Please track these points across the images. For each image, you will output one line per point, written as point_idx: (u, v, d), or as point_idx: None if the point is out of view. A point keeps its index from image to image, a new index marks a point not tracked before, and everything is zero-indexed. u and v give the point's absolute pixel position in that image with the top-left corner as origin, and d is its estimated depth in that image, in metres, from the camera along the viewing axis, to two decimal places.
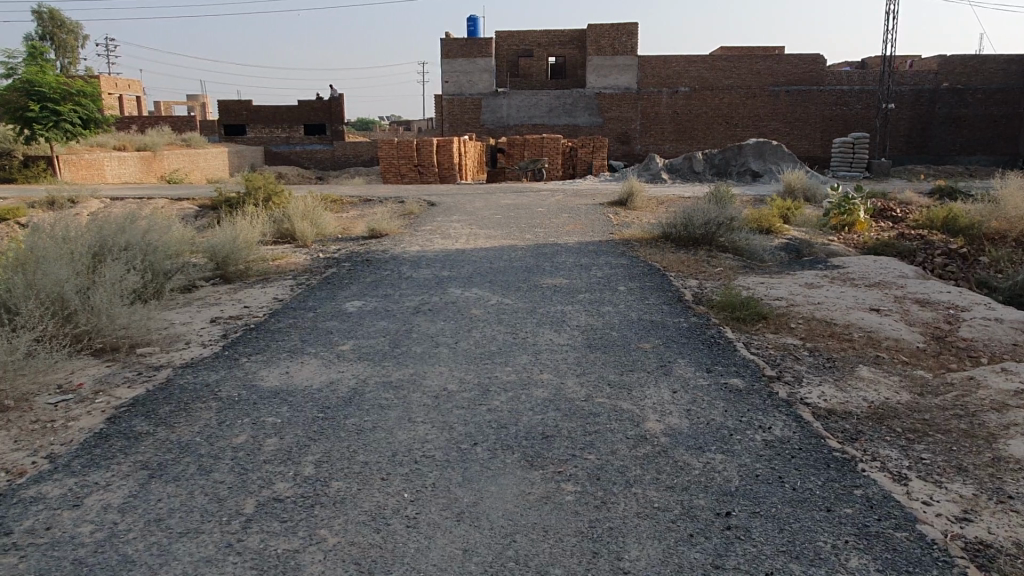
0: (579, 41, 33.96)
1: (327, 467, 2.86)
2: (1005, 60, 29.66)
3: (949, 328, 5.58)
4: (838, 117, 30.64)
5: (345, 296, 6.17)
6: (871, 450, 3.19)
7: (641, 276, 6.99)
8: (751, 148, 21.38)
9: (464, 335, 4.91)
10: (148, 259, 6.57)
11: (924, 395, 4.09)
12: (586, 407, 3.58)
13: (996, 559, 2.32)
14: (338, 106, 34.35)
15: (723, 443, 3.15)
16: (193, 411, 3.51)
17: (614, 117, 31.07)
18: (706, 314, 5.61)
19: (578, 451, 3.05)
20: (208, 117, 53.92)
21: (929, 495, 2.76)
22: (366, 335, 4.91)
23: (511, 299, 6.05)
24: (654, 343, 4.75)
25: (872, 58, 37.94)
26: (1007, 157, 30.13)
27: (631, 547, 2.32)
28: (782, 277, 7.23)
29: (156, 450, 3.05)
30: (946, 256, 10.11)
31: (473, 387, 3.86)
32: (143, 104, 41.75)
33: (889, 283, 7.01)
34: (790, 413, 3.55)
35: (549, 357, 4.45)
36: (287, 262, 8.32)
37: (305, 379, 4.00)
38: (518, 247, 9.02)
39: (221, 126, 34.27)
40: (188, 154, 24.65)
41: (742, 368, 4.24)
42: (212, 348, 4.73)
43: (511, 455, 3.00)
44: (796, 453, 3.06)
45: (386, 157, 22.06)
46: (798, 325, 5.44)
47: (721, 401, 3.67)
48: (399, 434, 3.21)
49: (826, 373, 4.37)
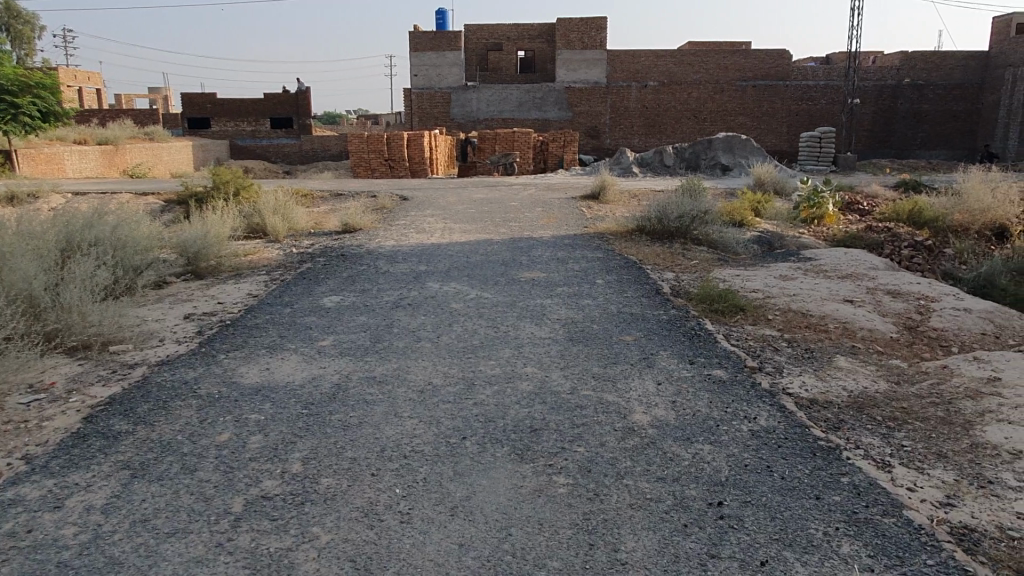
0: (549, 35, 33.96)
1: (316, 464, 2.81)
2: (964, 56, 30.35)
3: (920, 318, 5.71)
4: (804, 112, 31.11)
5: (322, 291, 6.10)
6: (854, 438, 3.25)
7: (618, 269, 7.02)
8: (720, 142, 21.59)
9: (446, 329, 4.88)
10: (117, 254, 6.43)
11: (901, 383, 4.17)
12: (573, 400, 3.58)
13: (980, 542, 2.38)
14: (306, 99, 33.91)
15: (711, 434, 3.17)
16: (172, 409, 3.43)
17: (584, 111, 31.15)
18: (686, 306, 5.65)
19: (567, 443, 3.05)
20: (171, 110, 52.87)
21: (913, 481, 2.81)
22: (347, 330, 4.86)
23: (490, 293, 6.03)
24: (636, 335, 4.78)
25: (836, 54, 38.57)
26: (965, 152, 30.91)
27: (628, 538, 2.32)
28: (757, 269, 7.32)
29: (137, 450, 2.97)
30: (914, 248, 10.32)
31: (459, 381, 3.84)
32: (104, 96, 40.74)
33: (860, 275, 7.14)
34: (773, 403, 3.59)
35: (532, 350, 4.43)
36: (259, 258, 8.20)
37: (287, 375, 3.94)
38: (493, 241, 9.00)
39: (185, 120, 33.58)
40: (150, 146, 24.05)
41: (724, 360, 4.28)
42: (188, 346, 4.64)
43: (499, 448, 2.99)
44: (782, 442, 3.10)
45: (356, 150, 21.81)
46: (776, 316, 5.51)
47: (705, 392, 3.70)
48: (386, 429, 3.18)
49: (806, 363, 4.43)
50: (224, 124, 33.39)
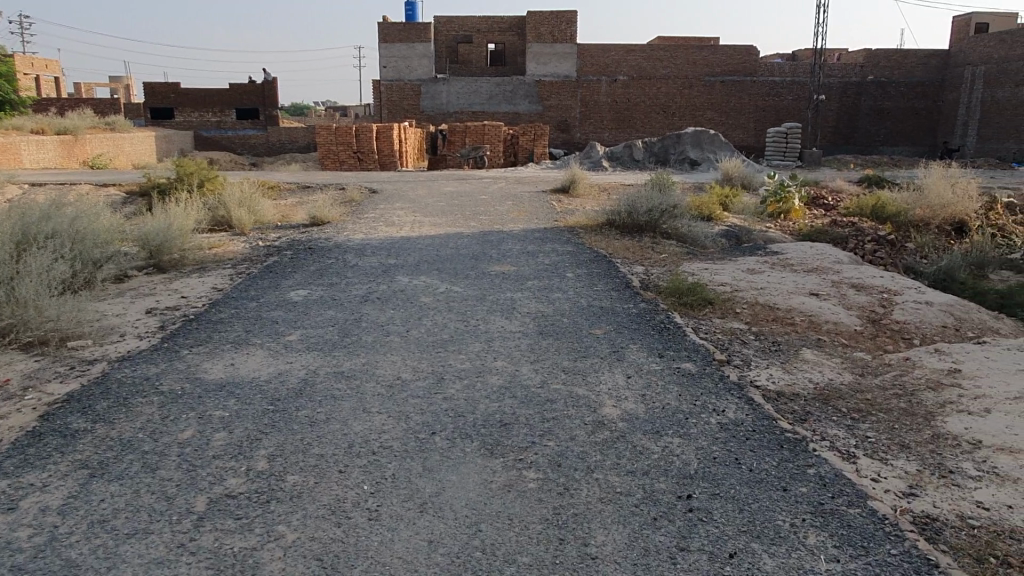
0: (519, 28, 33.87)
1: (282, 462, 2.76)
2: (925, 54, 30.97)
3: (883, 311, 5.81)
4: (771, 107, 31.50)
5: (289, 285, 6.00)
6: (819, 429, 3.29)
7: (588, 263, 7.03)
8: (689, 137, 21.75)
9: (416, 323, 4.85)
10: (76, 247, 6.26)
11: (865, 375, 4.24)
12: (543, 394, 3.57)
13: (942, 532, 2.42)
14: (272, 89, 33.40)
15: (679, 427, 3.19)
16: (133, 406, 3.35)
17: (554, 105, 31.15)
18: (655, 299, 5.68)
19: (537, 437, 3.04)
20: (133, 100, 51.68)
21: (877, 472, 2.86)
22: (315, 324, 4.79)
23: (460, 287, 6.00)
24: (605, 328, 4.79)
25: (802, 51, 39.11)
26: (926, 148, 31.60)
27: (598, 533, 2.32)
28: (725, 263, 7.39)
29: (96, 448, 2.89)
30: (877, 242, 10.52)
31: (428, 376, 3.80)
32: (62, 85, 39.64)
33: (825, 268, 7.25)
34: (741, 395, 3.63)
35: (502, 344, 4.41)
36: (225, 251, 8.06)
37: (252, 370, 3.87)
38: (463, 234, 8.96)
39: (147, 109, 32.83)
40: (111, 137, 23.49)
41: (693, 353, 4.30)
42: (150, 341, 4.53)
43: (469, 443, 2.96)
44: (750, 435, 3.13)
45: (324, 142, 21.54)
46: (744, 309, 5.56)
47: (675, 385, 3.72)
48: (354, 425, 3.13)
49: (773, 356, 4.48)
50: (188, 114, 32.73)
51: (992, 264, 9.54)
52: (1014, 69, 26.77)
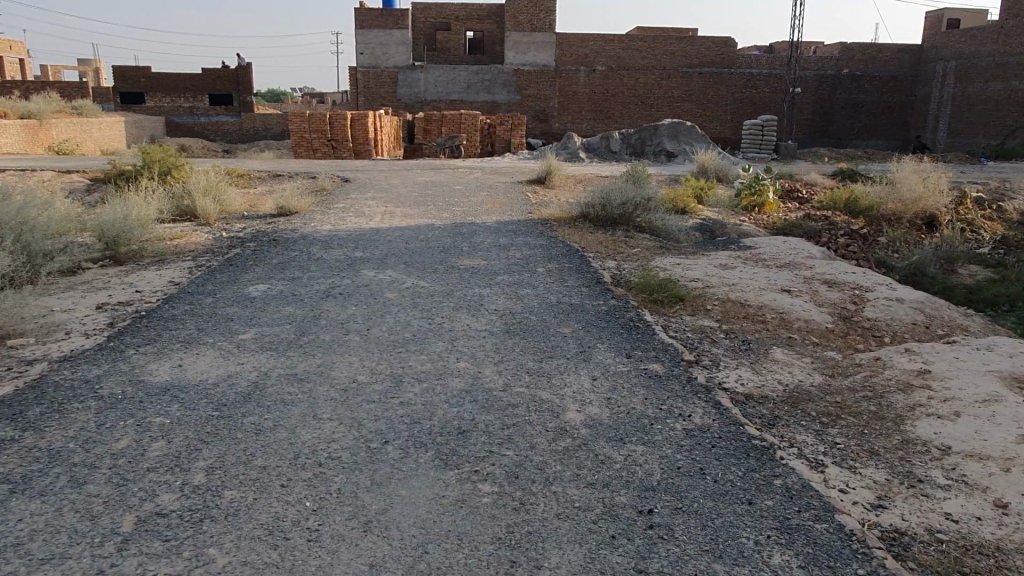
0: (497, 16, 33.52)
1: (220, 474, 2.60)
2: (899, 49, 31.20)
3: (855, 308, 5.75)
4: (747, 99, 31.56)
5: (249, 279, 5.79)
6: (788, 435, 3.18)
7: (559, 257, 6.90)
8: (666, 128, 21.66)
9: (378, 320, 4.69)
10: (24, 239, 5.98)
11: (835, 376, 4.15)
12: (504, 398, 3.42)
13: (910, 547, 2.33)
14: (246, 74, 32.77)
15: (644, 434, 3.06)
16: (66, 413, 3.16)
17: (532, 94, 30.91)
18: (626, 296, 5.56)
19: (495, 446, 2.89)
20: (103, 83, 50.44)
21: (846, 482, 2.75)
22: (271, 322, 4.59)
23: (428, 282, 5.83)
24: (573, 327, 4.66)
25: (779, 44, 39.24)
26: (898, 142, 31.88)
27: (552, 553, 2.19)
28: (698, 258, 7.30)
29: (20, 461, 2.72)
30: (849, 236, 10.53)
31: (386, 378, 3.64)
32: (28, 67, 38.49)
33: (798, 263, 7.19)
34: (709, 399, 3.51)
35: (465, 343, 4.27)
36: (187, 242, 7.80)
37: (199, 372, 3.68)
38: (435, 226, 8.78)
39: (116, 94, 32.04)
40: (79, 122, 22.89)
41: (662, 353, 4.19)
42: (95, 339, 4.31)
43: (422, 453, 2.82)
44: (717, 442, 3.00)
45: (297, 130, 21.14)
46: (715, 306, 5.47)
47: (641, 389, 3.59)
48: (303, 433, 2.97)
49: (742, 356, 4.38)
50: (159, 99, 32.03)
51: (961, 258, 9.58)
52: (985, 64, 27.03)
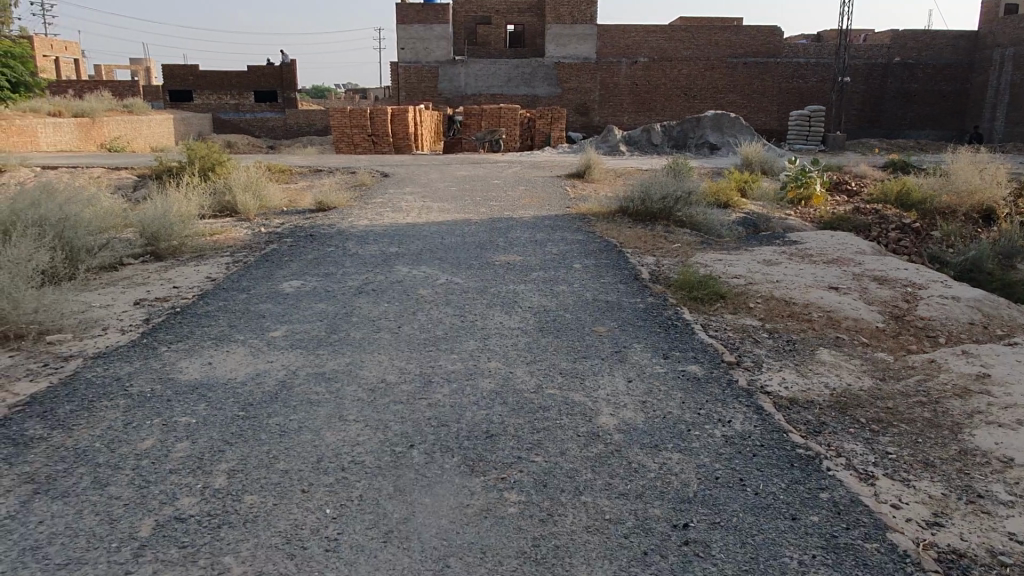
0: (538, 9, 33.33)
1: (242, 478, 2.55)
2: (954, 35, 30.04)
3: (907, 306, 5.49)
4: (794, 89, 30.77)
5: (283, 275, 5.77)
6: (834, 443, 3.00)
7: (598, 253, 6.74)
8: (709, 120, 21.24)
9: (409, 318, 4.59)
10: (65, 235, 6.05)
11: (886, 379, 3.93)
12: (535, 401, 3.30)
13: (970, 571, 2.15)
14: (290, 71, 33.19)
15: (681, 440, 2.91)
16: (94, 411, 3.15)
17: (573, 87, 30.62)
18: (664, 293, 5.39)
19: (524, 452, 2.79)
20: (153, 82, 51.71)
21: (897, 496, 2.57)
22: (303, 319, 4.55)
23: (462, 278, 5.74)
24: (608, 326, 4.50)
25: (828, 32, 38.17)
26: (953, 132, 30.73)
27: (580, 569, 2.07)
28: (740, 254, 7.07)
29: (46, 460, 2.71)
30: (901, 230, 10.17)
31: (415, 379, 3.55)
32: (82, 67, 39.59)
33: (847, 259, 6.91)
34: (750, 403, 3.34)
35: (498, 342, 4.16)
36: (226, 238, 7.85)
37: (229, 370, 3.66)
38: (471, 221, 8.70)
39: (165, 92, 32.74)
40: (129, 120, 23.47)
41: (700, 353, 4.03)
42: (129, 336, 4.32)
43: (448, 458, 2.72)
44: (758, 450, 2.84)
45: (338, 126, 21.26)
46: (757, 304, 5.26)
47: (678, 392, 3.44)
48: (327, 435, 2.90)
49: (787, 357, 4.20)
50: (205, 96, 32.61)
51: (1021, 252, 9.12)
52: None
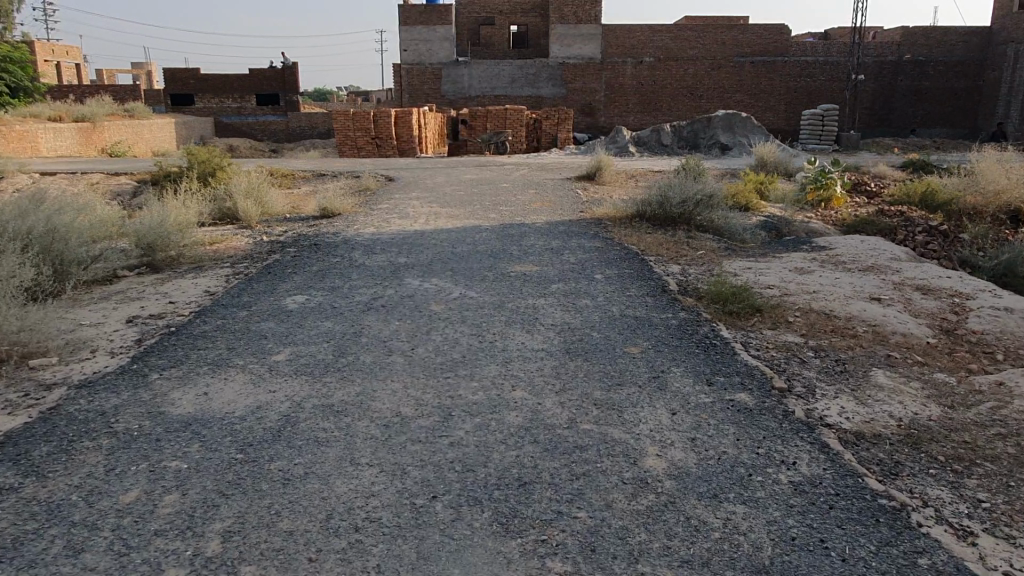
0: (542, 9, 33.00)
1: (240, 542, 2.18)
2: (965, 32, 29.59)
3: (956, 319, 5.10)
4: (803, 88, 30.36)
5: (286, 289, 5.40)
6: (918, 490, 2.62)
7: (619, 262, 6.37)
8: (719, 120, 20.85)
9: (423, 339, 4.22)
10: (54, 246, 5.71)
11: (956, 406, 3.53)
12: (570, 439, 2.93)
13: None
14: (293, 74, 32.89)
15: (741, 488, 2.54)
16: (72, 454, 2.77)
17: (578, 88, 30.27)
18: (695, 307, 5.01)
19: (565, 506, 2.41)
20: (155, 85, 51.44)
21: (1007, 561, 2.18)
22: (308, 339, 4.19)
23: (477, 292, 5.36)
24: (641, 346, 4.13)
25: (836, 30, 37.76)
26: (965, 129, 30.30)
27: None
28: (769, 261, 6.69)
29: (12, 519, 2.33)
30: (928, 233, 9.73)
31: (434, 413, 3.17)
32: (84, 72, 39.32)
33: (882, 267, 6.52)
34: (814, 440, 2.95)
35: (522, 367, 3.78)
36: (226, 246, 7.50)
37: (225, 403, 3.28)
38: (482, 227, 8.33)
39: (167, 96, 32.43)
40: (130, 124, 23.15)
41: (747, 378, 3.64)
42: (120, 360, 3.97)
43: (477, 513, 2.35)
44: (833, 501, 2.47)
45: (341, 128, 20.92)
46: (796, 318, 4.88)
47: (730, 426, 3.06)
48: (338, 485, 2.53)
49: (840, 379, 3.81)
50: (208, 100, 32.32)
51: None
52: None
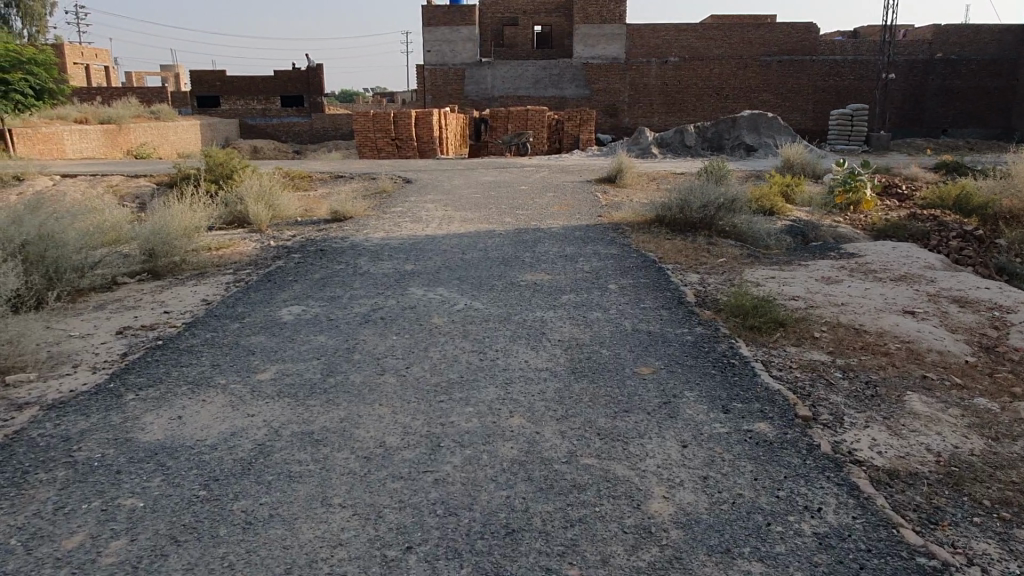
0: (566, 9, 32.71)
1: None
2: (1000, 30, 28.73)
3: (997, 335, 4.72)
4: (832, 88, 29.66)
5: (284, 300, 5.15)
6: (962, 543, 2.30)
7: (636, 271, 6.06)
8: (745, 120, 20.39)
9: (420, 355, 3.97)
10: (49, 254, 5.54)
11: (1001, 439, 3.18)
12: (568, 476, 2.64)
13: None
14: (317, 75, 32.95)
15: (758, 539, 2.24)
16: (23, 488, 2.55)
17: (602, 88, 29.89)
18: (714, 321, 4.68)
19: (555, 561, 2.12)
20: (184, 86, 52.03)
21: None
22: (297, 356, 3.95)
23: (483, 303, 5.08)
24: (654, 366, 3.82)
25: (866, 28, 36.92)
26: (999, 130, 29.40)
27: None
28: (795, 269, 6.33)
29: None
30: (963, 238, 9.24)
31: (421, 443, 2.90)
32: (113, 74, 39.83)
33: (915, 276, 6.14)
34: (842, 481, 2.64)
35: (523, 390, 3.48)
36: (231, 251, 7.31)
37: (199, 429, 3.04)
38: (495, 232, 8.06)
39: (193, 98, 32.67)
40: (155, 126, 23.29)
41: (768, 406, 3.31)
42: (100, 377, 3.75)
43: (453, 570, 2.07)
44: (865, 560, 2.15)
45: (362, 130, 20.81)
46: (823, 334, 4.53)
47: (747, 462, 2.75)
48: (304, 530, 2.27)
49: (870, 406, 3.47)
50: (233, 102, 32.52)
51: None
52: None
